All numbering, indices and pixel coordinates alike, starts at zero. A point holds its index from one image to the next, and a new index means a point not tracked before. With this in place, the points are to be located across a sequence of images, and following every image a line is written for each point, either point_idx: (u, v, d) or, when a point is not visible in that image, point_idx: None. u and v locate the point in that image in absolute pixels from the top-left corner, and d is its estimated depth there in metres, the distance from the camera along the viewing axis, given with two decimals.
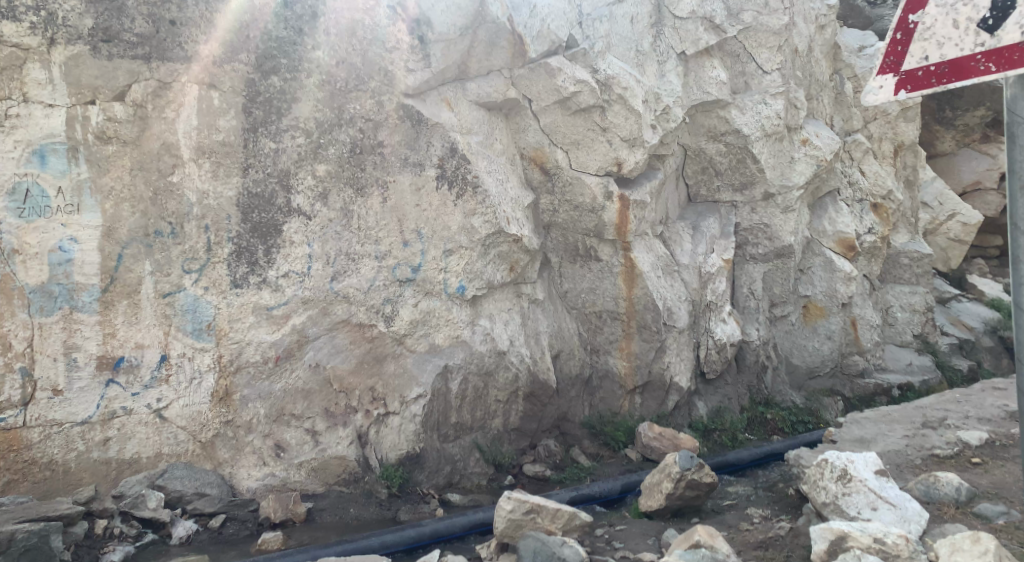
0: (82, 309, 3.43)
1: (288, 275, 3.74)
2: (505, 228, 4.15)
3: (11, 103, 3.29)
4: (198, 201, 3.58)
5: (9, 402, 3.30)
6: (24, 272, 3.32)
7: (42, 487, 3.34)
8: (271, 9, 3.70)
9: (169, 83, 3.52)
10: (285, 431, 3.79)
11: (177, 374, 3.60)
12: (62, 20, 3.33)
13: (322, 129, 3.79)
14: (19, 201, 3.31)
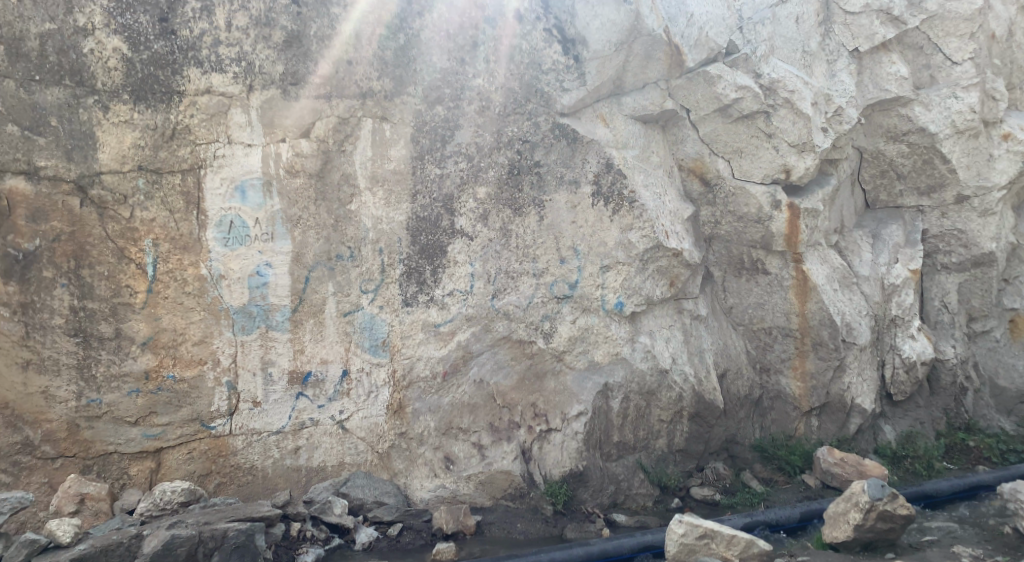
0: (276, 328, 3.70)
1: (453, 294, 3.92)
2: (664, 242, 4.08)
3: (218, 145, 3.59)
4: (373, 226, 3.81)
5: (218, 412, 3.63)
6: (229, 294, 3.62)
7: (245, 490, 3.67)
8: (435, 41, 3.90)
9: (348, 118, 3.77)
10: (453, 443, 3.94)
11: (357, 388, 3.84)
12: (259, 69, 3.62)
13: (482, 152, 3.95)
14: (225, 232, 3.61)
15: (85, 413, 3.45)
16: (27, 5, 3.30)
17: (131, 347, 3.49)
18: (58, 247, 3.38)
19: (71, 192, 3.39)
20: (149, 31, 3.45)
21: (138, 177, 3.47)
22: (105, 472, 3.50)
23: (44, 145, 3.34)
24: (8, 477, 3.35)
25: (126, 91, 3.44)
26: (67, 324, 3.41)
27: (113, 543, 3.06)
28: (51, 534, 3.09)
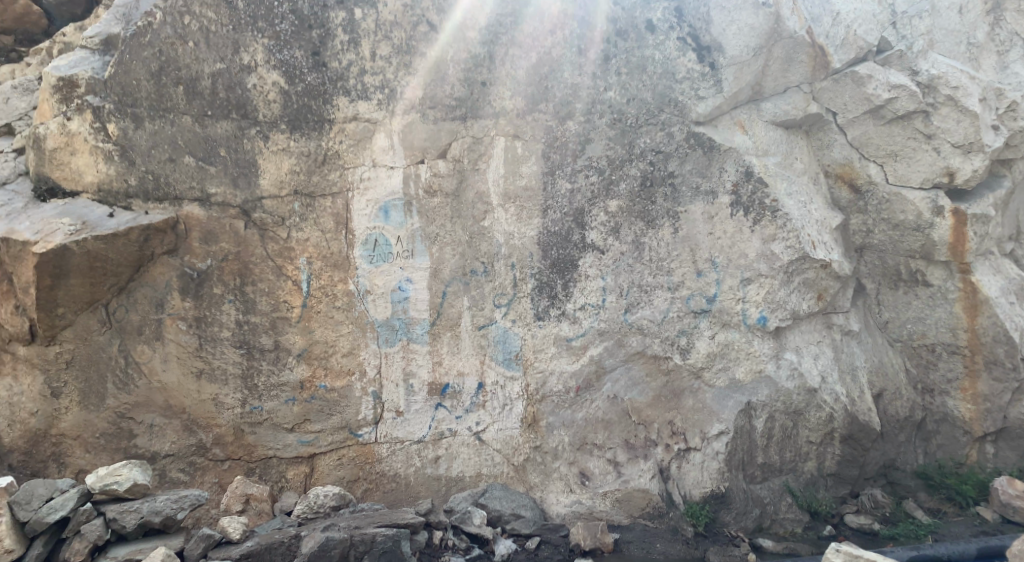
0: (417, 340, 3.85)
1: (584, 308, 3.91)
2: (811, 253, 3.86)
3: (364, 168, 3.79)
4: (506, 241, 3.89)
5: (364, 420, 3.81)
6: (373, 309, 3.80)
7: (390, 496, 3.80)
8: (567, 57, 3.93)
9: (481, 138, 3.89)
10: (588, 459, 3.91)
11: (492, 400, 3.91)
12: (400, 95, 3.81)
13: (614, 166, 3.92)
14: (370, 250, 3.80)
15: (249, 419, 3.70)
16: (202, 48, 3.59)
17: (288, 358, 3.73)
18: (226, 266, 3.66)
19: (237, 216, 3.67)
20: (303, 65, 3.68)
21: (293, 201, 3.72)
22: (265, 475, 3.73)
23: (215, 173, 3.64)
24: (184, 477, 3.64)
25: (283, 121, 3.69)
26: (233, 337, 3.68)
27: (276, 541, 3.28)
28: (224, 529, 3.32)
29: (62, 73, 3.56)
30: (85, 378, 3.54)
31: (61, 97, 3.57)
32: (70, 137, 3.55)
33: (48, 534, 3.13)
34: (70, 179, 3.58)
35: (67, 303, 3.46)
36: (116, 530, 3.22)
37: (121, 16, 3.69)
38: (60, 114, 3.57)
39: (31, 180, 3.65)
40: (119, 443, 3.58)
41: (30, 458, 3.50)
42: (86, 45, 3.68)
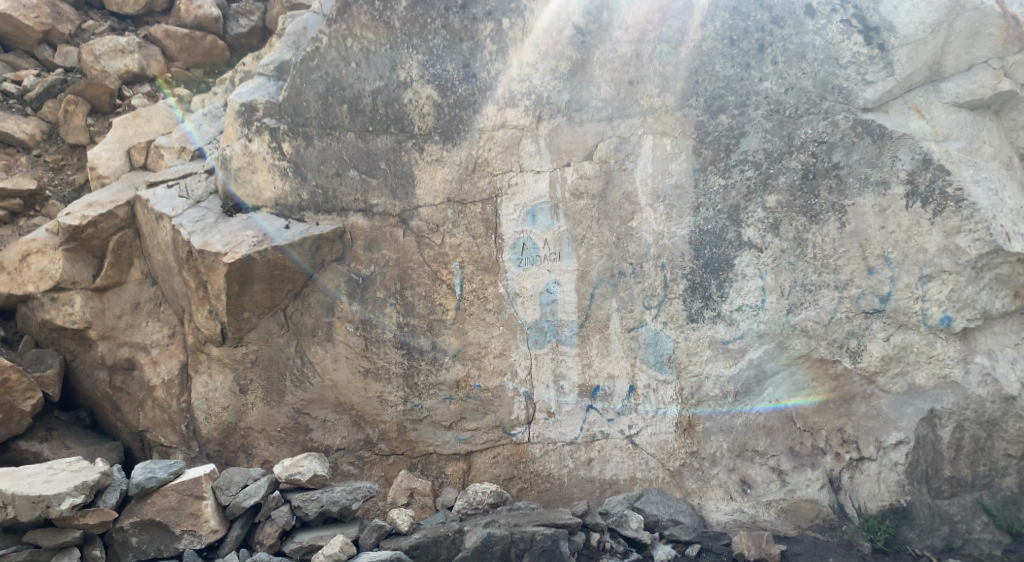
0: (565, 342, 3.88)
1: (742, 309, 3.76)
2: (1004, 246, 3.44)
3: (512, 174, 3.90)
4: (655, 242, 3.83)
5: (517, 420, 3.88)
6: (523, 310, 3.88)
7: (544, 497, 3.83)
8: (718, 50, 3.83)
9: (628, 137, 3.88)
10: (749, 467, 3.74)
11: (644, 403, 3.85)
12: (546, 100, 3.90)
13: (772, 159, 3.75)
14: (519, 254, 3.89)
15: (411, 416, 3.88)
16: (363, 67, 3.85)
17: (444, 358, 3.89)
18: (387, 271, 3.88)
19: (396, 224, 3.89)
20: (454, 77, 3.86)
21: (447, 209, 3.89)
22: (426, 471, 3.88)
23: (376, 185, 3.88)
24: (354, 469, 3.86)
25: (437, 132, 3.88)
26: (395, 338, 3.89)
27: (442, 534, 3.43)
28: (394, 521, 3.50)
29: (243, 98, 3.95)
30: (268, 375, 3.91)
31: (243, 121, 3.96)
32: (251, 156, 3.93)
33: (245, 517, 3.47)
34: (252, 195, 3.93)
35: (251, 308, 3.83)
36: (300, 516, 3.48)
37: (290, 44, 4.09)
38: (243, 137, 3.95)
39: (220, 198, 4.04)
40: (297, 436, 3.89)
41: (223, 448, 3.91)
42: (263, 71, 4.08)
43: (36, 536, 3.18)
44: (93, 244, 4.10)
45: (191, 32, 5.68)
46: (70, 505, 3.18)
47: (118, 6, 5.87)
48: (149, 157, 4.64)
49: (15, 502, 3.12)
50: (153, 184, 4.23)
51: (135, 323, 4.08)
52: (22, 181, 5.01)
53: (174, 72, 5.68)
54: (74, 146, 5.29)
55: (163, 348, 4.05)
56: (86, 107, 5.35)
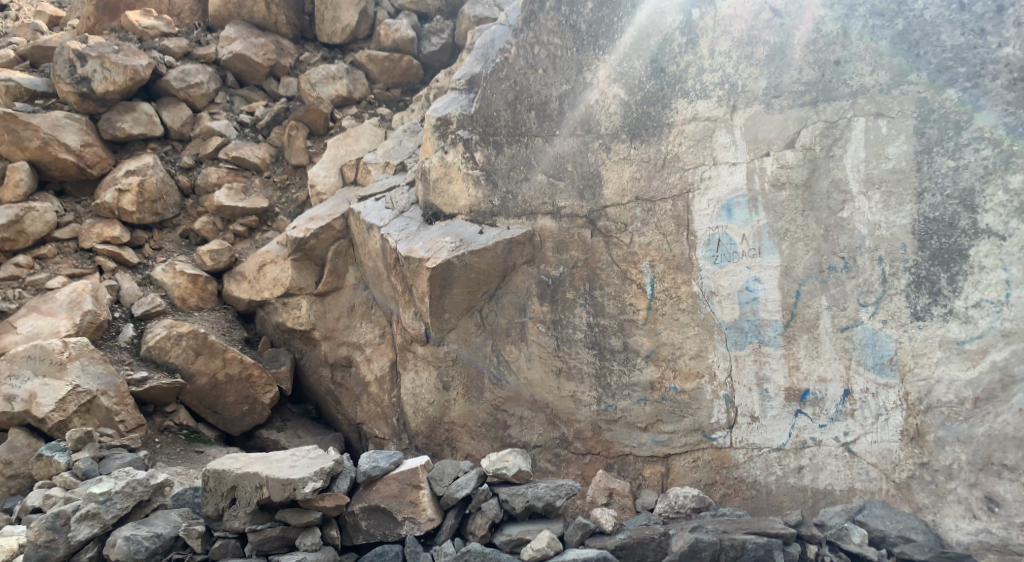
0: (769, 343, 3.66)
1: (980, 306, 3.33)
2: None
3: (704, 168, 3.77)
4: (870, 233, 3.51)
5: (718, 424, 3.72)
6: (720, 310, 3.72)
7: (751, 504, 3.62)
8: (944, 17, 3.46)
9: (836, 121, 3.58)
10: (995, 483, 3.27)
11: (862, 410, 3.52)
12: (740, 88, 3.73)
13: (1015, 135, 3.29)
14: (713, 250, 3.73)
15: (605, 417, 3.89)
16: (549, 72, 4.02)
17: (637, 359, 3.84)
18: (576, 272, 3.93)
19: (584, 225, 3.93)
20: (642, 74, 3.87)
21: (635, 207, 3.85)
22: (624, 471, 3.86)
23: (563, 188, 3.97)
24: (551, 466, 3.97)
25: (624, 132, 3.90)
26: (586, 338, 3.92)
27: (648, 537, 3.37)
28: (597, 520, 3.50)
29: (439, 114, 4.28)
30: (467, 373, 4.14)
31: (439, 134, 4.29)
32: (448, 167, 4.23)
33: (457, 508, 3.65)
34: (449, 204, 4.24)
35: (451, 309, 4.09)
36: (508, 510, 3.60)
37: (479, 57, 4.46)
38: (440, 150, 4.27)
39: (420, 208, 4.43)
40: (496, 432, 4.09)
41: (431, 441, 4.25)
42: (455, 87, 4.44)
43: (286, 515, 3.53)
44: (314, 255, 4.84)
45: (390, 54, 6.17)
46: (312, 488, 3.47)
47: (328, 37, 6.55)
48: (358, 173, 5.28)
49: (269, 484, 3.47)
50: (363, 198, 4.85)
51: (351, 324, 4.76)
52: (257, 200, 5.65)
53: (377, 94, 6.21)
54: (296, 167, 5.91)
55: (374, 346, 4.64)
56: (305, 131, 5.96)
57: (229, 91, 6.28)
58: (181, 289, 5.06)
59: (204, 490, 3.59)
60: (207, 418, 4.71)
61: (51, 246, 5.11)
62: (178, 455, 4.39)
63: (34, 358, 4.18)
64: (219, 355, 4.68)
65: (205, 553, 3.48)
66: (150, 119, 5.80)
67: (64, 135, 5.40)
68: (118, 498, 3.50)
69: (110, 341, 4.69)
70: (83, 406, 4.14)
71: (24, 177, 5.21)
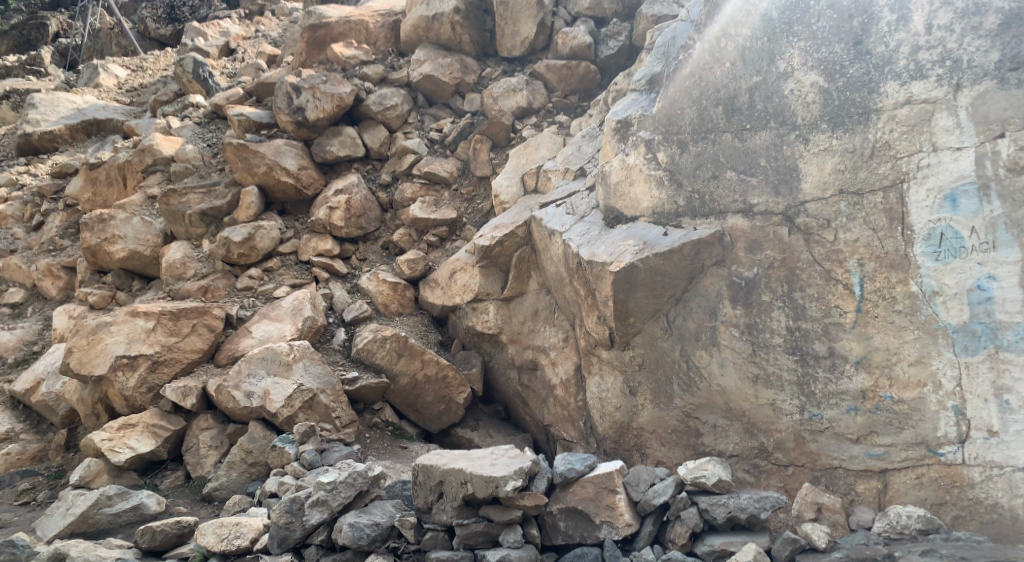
0: (1009, 348, 3.27)
1: None
2: None
3: (922, 155, 3.44)
4: None
5: (947, 438, 3.37)
6: (946, 312, 3.39)
7: (992, 529, 3.26)
8: None
9: None
10: None
11: None
12: (967, 64, 3.39)
13: None
14: (935, 245, 3.41)
15: (810, 427, 3.65)
16: (738, 65, 3.90)
17: (845, 366, 3.57)
18: (772, 273, 3.74)
19: (781, 223, 3.73)
20: (844, 58, 3.62)
21: (840, 201, 3.60)
22: (833, 486, 3.59)
23: (756, 184, 3.81)
24: (750, 477, 3.78)
25: (824, 121, 3.65)
26: (786, 343, 3.71)
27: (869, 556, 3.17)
28: (808, 536, 3.30)
29: (619, 116, 4.39)
30: (656, 378, 4.11)
31: (619, 136, 4.37)
32: (629, 169, 4.22)
33: (655, 514, 3.57)
34: (631, 206, 4.21)
35: (636, 313, 4.05)
36: (708, 519, 3.49)
37: (660, 56, 4.52)
38: (621, 153, 4.30)
39: (601, 212, 4.43)
40: (689, 439, 3.99)
41: (619, 446, 4.24)
42: (636, 88, 4.53)
43: (490, 512, 3.62)
44: (501, 261, 5.05)
45: (568, 63, 6.21)
46: (513, 487, 3.55)
47: (508, 51, 6.69)
48: (539, 181, 5.36)
49: (473, 481, 3.59)
50: (545, 205, 4.94)
51: (536, 328, 4.90)
52: (446, 211, 5.87)
53: (556, 102, 6.24)
54: (481, 178, 6.06)
55: (559, 350, 4.72)
56: (489, 143, 6.11)
57: (420, 111, 6.62)
58: (384, 296, 5.40)
59: (415, 483, 3.79)
60: (409, 416, 5.00)
61: (276, 260, 5.66)
62: (385, 450, 4.71)
63: (267, 359, 4.67)
64: (418, 357, 4.95)
65: (418, 544, 3.64)
66: (353, 141, 6.29)
67: (284, 160, 6.00)
68: (342, 487, 3.80)
69: (325, 344, 5.11)
70: (306, 402, 4.54)
71: (254, 199, 5.88)
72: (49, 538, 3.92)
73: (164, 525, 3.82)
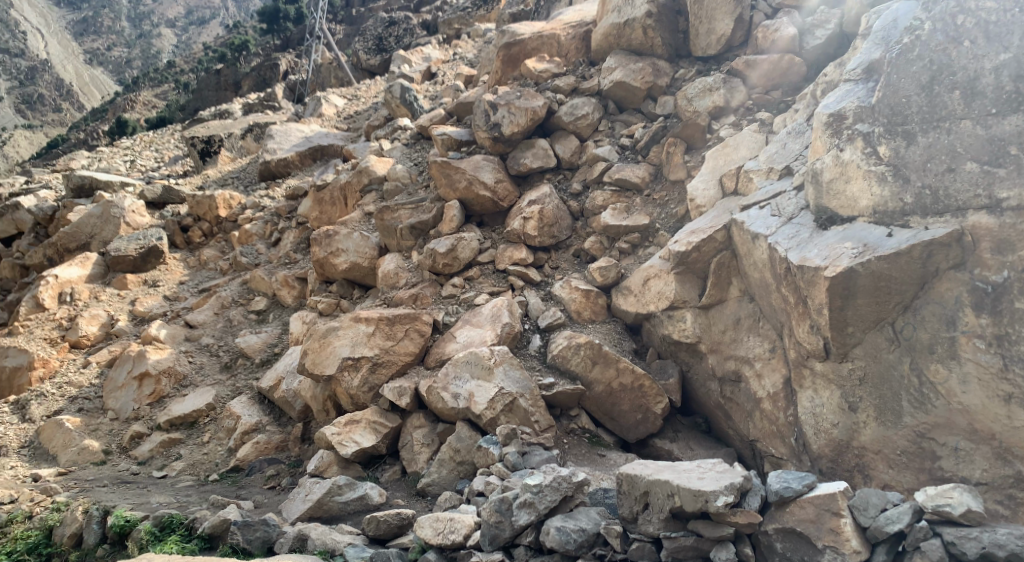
0: None
1: None
2: None
3: None
4: None
5: None
6: None
7: None
8: None
9: None
10: None
11: None
12: None
13: None
14: None
15: None
16: (980, 43, 3.63)
17: None
18: None
19: None
20: None
21: None
22: None
23: (1004, 176, 3.50)
24: (1004, 509, 3.47)
25: None
26: None
27: None
28: None
29: (831, 109, 4.07)
30: (879, 394, 3.81)
31: (832, 131, 4.06)
32: (845, 166, 3.90)
33: (889, 543, 3.25)
34: (847, 206, 3.89)
35: (856, 322, 3.79)
36: (956, 554, 3.12)
37: (880, 41, 4.10)
38: (835, 149, 3.97)
39: (812, 212, 4.12)
40: (922, 463, 3.68)
41: (837, 466, 3.94)
42: (850, 79, 4.18)
43: (699, 526, 3.54)
44: (698, 266, 4.86)
45: (770, 56, 5.94)
46: (724, 502, 3.44)
47: (703, 50, 6.46)
48: (739, 183, 5.11)
49: (681, 493, 3.55)
50: (747, 207, 4.69)
51: (738, 337, 4.69)
52: (639, 218, 5.76)
53: (756, 99, 5.92)
54: (675, 182, 5.88)
55: (765, 361, 4.49)
56: (683, 146, 5.95)
57: (611, 118, 6.56)
58: (578, 303, 5.35)
59: (619, 492, 3.85)
60: (605, 424, 4.94)
61: (476, 269, 5.82)
62: (583, 457, 4.69)
63: (470, 362, 4.84)
64: (613, 365, 4.88)
65: (624, 552, 3.64)
66: (546, 152, 6.37)
67: (482, 174, 6.19)
68: (548, 491, 3.84)
69: (523, 350, 5.18)
70: (507, 406, 4.63)
71: (456, 212, 6.09)
72: (291, 519, 4.31)
73: (386, 516, 4.06)
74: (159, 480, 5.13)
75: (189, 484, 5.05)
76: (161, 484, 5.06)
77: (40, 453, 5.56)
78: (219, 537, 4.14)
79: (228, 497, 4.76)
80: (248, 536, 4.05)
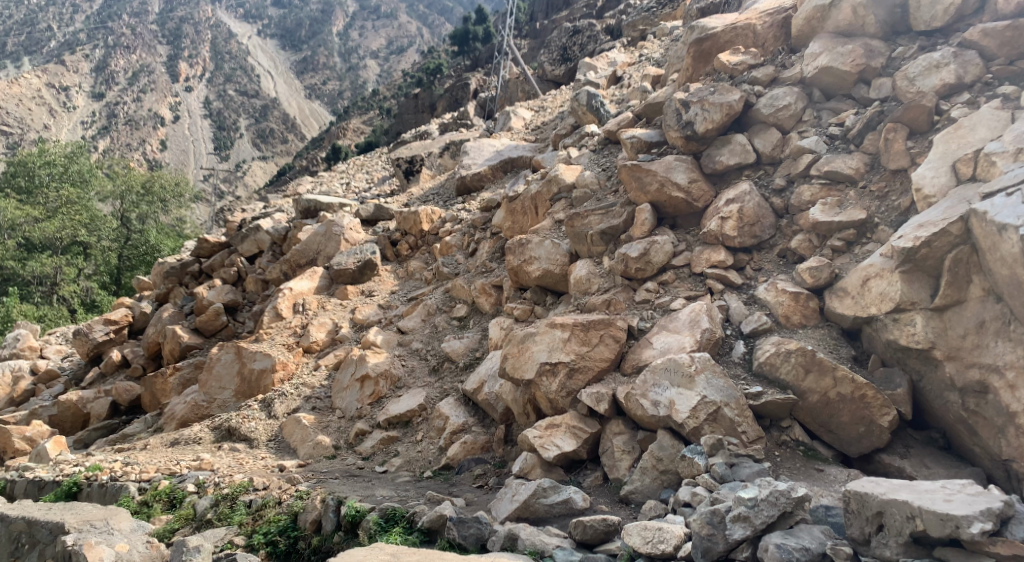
0: None
1: None
2: None
3: None
4: None
5: None
6: None
7: None
8: None
9: None
10: None
11: None
12: None
13: None
14: None
15: None
16: None
17: None
18: None
19: None
20: None
21: None
22: None
23: None
24: None
25: None
26: None
27: None
28: None
29: None
30: None
31: None
32: None
33: None
34: None
35: None
36: None
37: None
38: None
39: None
40: None
41: None
42: None
43: (948, 554, 3.25)
44: (928, 264, 4.38)
45: (1013, 22, 5.25)
46: (980, 530, 3.15)
47: (926, 23, 5.86)
48: (979, 168, 4.53)
49: (925, 517, 3.26)
50: (990, 194, 4.19)
51: (982, 343, 4.21)
52: (854, 212, 5.27)
53: (996, 71, 5.24)
54: (896, 171, 5.32)
55: (1019, 371, 4.06)
56: (905, 131, 5.35)
57: (817, 107, 6.09)
58: (785, 307, 4.99)
59: (846, 510, 3.58)
60: (821, 437, 4.54)
61: (671, 273, 5.61)
62: (799, 471, 4.34)
63: (669, 369, 4.64)
64: (829, 374, 4.49)
65: None
66: (744, 148, 6.02)
67: (675, 175, 5.98)
68: (765, 505, 3.60)
69: (726, 356, 4.92)
70: (710, 415, 4.41)
71: (648, 216, 5.92)
72: (500, 518, 4.37)
73: (593, 520, 3.97)
74: (382, 474, 5.42)
75: (407, 480, 5.27)
76: (383, 478, 5.33)
77: (284, 447, 6.09)
78: (438, 531, 4.27)
79: (442, 493, 4.91)
80: (463, 532, 4.17)
